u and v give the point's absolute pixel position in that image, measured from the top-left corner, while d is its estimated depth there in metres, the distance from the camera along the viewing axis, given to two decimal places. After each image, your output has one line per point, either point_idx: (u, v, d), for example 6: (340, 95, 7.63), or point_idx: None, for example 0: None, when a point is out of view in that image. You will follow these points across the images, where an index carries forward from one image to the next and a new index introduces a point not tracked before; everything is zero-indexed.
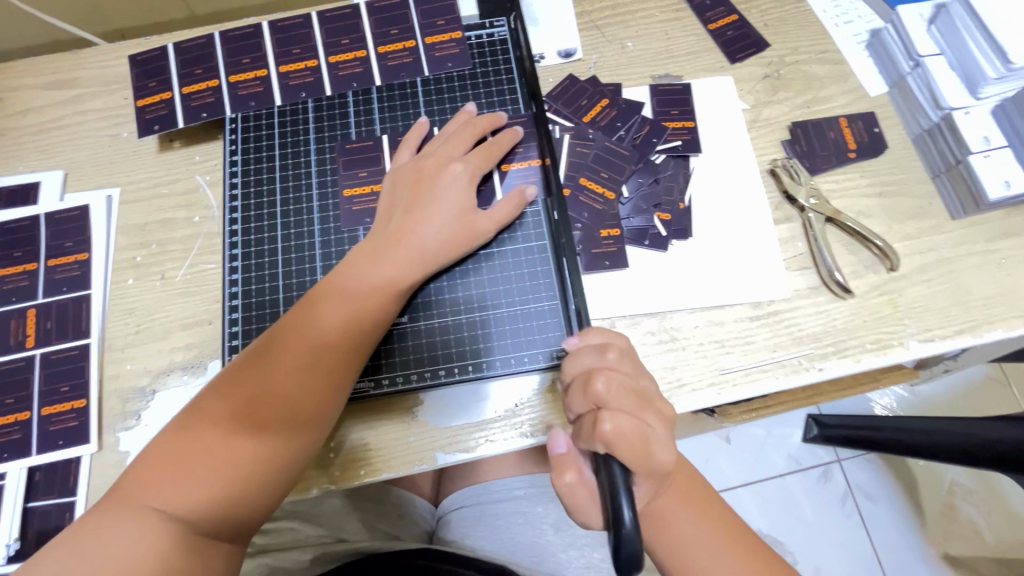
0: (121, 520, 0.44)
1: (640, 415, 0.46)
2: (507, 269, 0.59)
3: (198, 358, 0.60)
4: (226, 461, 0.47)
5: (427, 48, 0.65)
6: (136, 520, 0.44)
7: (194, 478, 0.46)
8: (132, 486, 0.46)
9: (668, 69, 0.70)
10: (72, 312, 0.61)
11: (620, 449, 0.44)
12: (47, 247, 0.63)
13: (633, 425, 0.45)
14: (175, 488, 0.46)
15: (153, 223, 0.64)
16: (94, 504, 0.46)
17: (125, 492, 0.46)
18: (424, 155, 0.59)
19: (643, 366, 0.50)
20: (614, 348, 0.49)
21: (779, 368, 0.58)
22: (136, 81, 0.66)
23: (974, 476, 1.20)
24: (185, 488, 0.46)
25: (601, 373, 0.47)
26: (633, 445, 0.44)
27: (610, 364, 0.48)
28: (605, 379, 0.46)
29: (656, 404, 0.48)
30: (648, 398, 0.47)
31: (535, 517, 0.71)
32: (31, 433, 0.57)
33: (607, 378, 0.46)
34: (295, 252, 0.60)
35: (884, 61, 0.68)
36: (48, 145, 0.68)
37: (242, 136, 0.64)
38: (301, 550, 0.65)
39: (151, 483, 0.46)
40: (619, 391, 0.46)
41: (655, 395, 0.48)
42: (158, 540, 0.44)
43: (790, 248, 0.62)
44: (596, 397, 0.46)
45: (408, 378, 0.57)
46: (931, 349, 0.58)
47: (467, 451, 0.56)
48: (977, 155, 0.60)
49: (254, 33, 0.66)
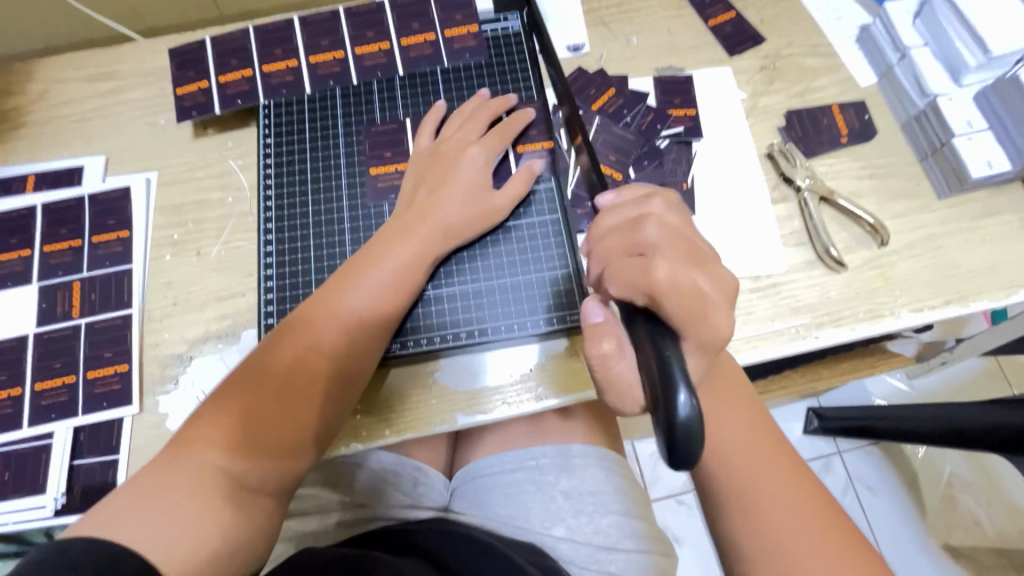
0: (175, 478, 0.46)
1: (693, 268, 0.39)
2: (523, 241, 0.64)
3: (232, 327, 0.63)
4: (266, 423, 0.50)
5: (447, 41, 0.70)
6: (187, 477, 0.47)
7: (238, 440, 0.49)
8: (178, 449, 0.48)
9: (671, 62, 0.74)
10: (114, 284, 0.65)
11: (667, 298, 0.37)
12: (90, 225, 0.67)
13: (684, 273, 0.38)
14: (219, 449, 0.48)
15: (190, 203, 0.69)
16: (144, 467, 0.48)
17: (171, 455, 0.48)
18: (444, 139, 0.64)
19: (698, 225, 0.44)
20: (670, 198, 0.44)
21: (778, 336, 0.62)
22: (174, 71, 0.70)
23: (972, 466, 1.23)
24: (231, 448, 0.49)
25: (649, 218, 0.41)
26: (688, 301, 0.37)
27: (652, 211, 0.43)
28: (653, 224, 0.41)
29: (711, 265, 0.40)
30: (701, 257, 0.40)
31: (546, 485, 0.73)
32: (75, 395, 0.61)
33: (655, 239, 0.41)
34: (325, 226, 0.65)
35: (873, 53, 0.73)
36: (90, 132, 0.73)
37: (274, 121, 0.69)
38: (324, 515, 0.73)
39: (196, 446, 0.48)
40: (669, 239, 0.41)
41: (707, 253, 0.42)
42: (209, 496, 0.46)
43: (787, 226, 0.67)
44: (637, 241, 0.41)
45: (431, 340, 0.61)
46: (921, 318, 0.62)
47: (485, 412, 0.60)
48: (961, 138, 0.64)
49: (286, 27, 0.71)
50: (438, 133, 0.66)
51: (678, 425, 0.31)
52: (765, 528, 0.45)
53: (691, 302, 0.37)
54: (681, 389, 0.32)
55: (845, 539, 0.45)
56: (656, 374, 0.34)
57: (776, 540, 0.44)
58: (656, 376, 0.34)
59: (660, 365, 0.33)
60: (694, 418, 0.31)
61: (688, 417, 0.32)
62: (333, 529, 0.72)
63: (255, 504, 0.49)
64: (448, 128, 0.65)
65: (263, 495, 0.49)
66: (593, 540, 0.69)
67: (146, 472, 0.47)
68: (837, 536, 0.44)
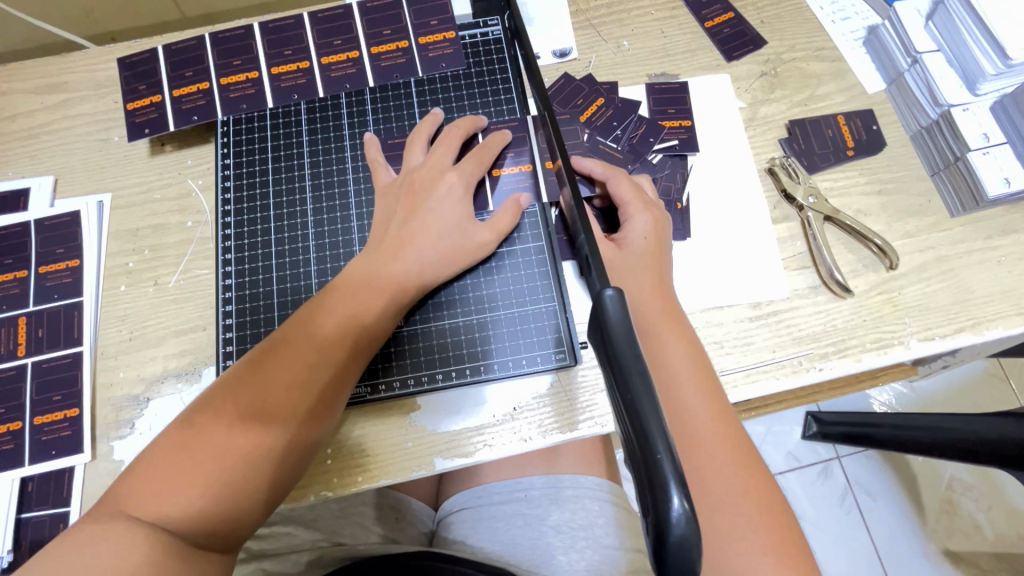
0: (112, 530, 0.42)
1: (639, 188, 0.59)
2: (504, 272, 0.59)
3: (192, 365, 0.59)
4: (214, 470, 0.45)
5: (420, 48, 0.65)
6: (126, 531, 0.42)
7: (188, 484, 0.44)
8: (124, 494, 0.44)
9: (665, 68, 0.69)
10: (64, 320, 0.60)
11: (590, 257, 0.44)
12: (37, 255, 0.62)
13: (628, 182, 0.58)
14: (167, 496, 0.44)
15: (146, 228, 0.63)
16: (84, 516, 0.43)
17: (116, 499, 0.44)
18: (411, 169, 0.58)
19: (659, 206, 0.59)
20: (641, 185, 0.60)
21: (779, 369, 0.57)
22: (126, 84, 0.65)
23: (974, 471, 1.16)
24: (178, 496, 0.44)
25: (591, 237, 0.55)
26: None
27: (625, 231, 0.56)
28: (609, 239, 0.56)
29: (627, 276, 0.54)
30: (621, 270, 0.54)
31: (535, 520, 0.69)
32: (23, 443, 0.56)
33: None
34: (290, 256, 0.60)
35: (881, 58, 0.68)
36: (37, 150, 0.67)
37: (234, 139, 0.64)
38: (297, 554, 0.66)
39: (141, 494, 0.44)
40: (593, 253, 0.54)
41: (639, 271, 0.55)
42: (152, 553, 0.42)
43: (789, 248, 0.62)
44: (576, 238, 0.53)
45: (406, 382, 0.56)
46: (932, 347, 0.58)
47: (466, 455, 0.55)
48: (976, 152, 0.60)
49: (246, 34, 0.66)
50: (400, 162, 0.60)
51: (670, 536, 0.28)
52: (704, 485, 0.48)
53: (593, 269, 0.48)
54: (674, 491, 0.29)
55: (769, 504, 0.48)
56: (644, 461, 0.29)
57: (705, 477, 0.48)
58: (644, 463, 0.29)
59: (650, 455, 0.29)
60: (689, 531, 0.28)
61: (680, 527, 0.28)
62: (302, 569, 0.64)
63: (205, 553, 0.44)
64: (415, 153, 0.59)
65: (213, 545, 0.45)
66: None
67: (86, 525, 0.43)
68: (761, 500, 0.48)
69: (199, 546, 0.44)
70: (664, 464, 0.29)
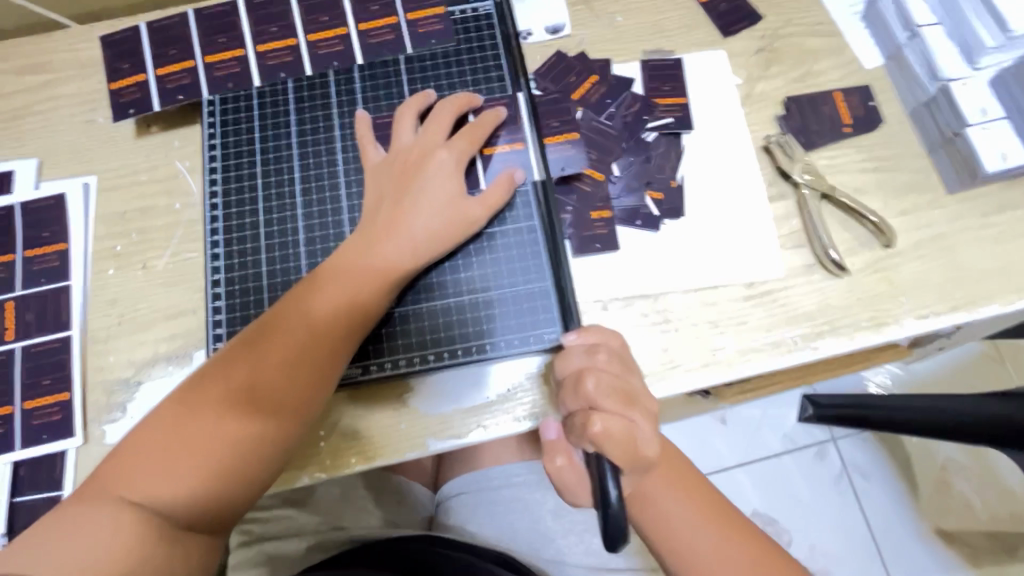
0: (100, 513, 0.42)
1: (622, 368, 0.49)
2: (496, 252, 0.58)
3: (183, 349, 0.58)
4: (207, 452, 0.45)
5: (409, 24, 0.64)
6: (115, 511, 0.42)
7: (178, 470, 0.45)
8: (111, 476, 0.44)
9: (659, 44, 0.68)
10: (52, 303, 0.60)
11: (609, 449, 0.45)
12: (23, 238, 0.62)
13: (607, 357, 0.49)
14: (154, 481, 0.44)
15: (133, 211, 0.62)
16: (72, 497, 0.44)
17: (103, 482, 0.44)
18: (402, 148, 0.57)
19: (633, 363, 0.50)
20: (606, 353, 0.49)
21: (773, 348, 0.57)
22: (109, 63, 0.64)
23: (968, 451, 1.17)
24: (168, 481, 0.44)
25: (592, 372, 0.48)
26: (623, 444, 0.46)
27: (598, 366, 0.48)
28: (606, 355, 0.49)
29: (643, 401, 0.48)
30: (637, 396, 0.48)
31: (534, 504, 0.69)
32: (14, 427, 0.56)
33: (597, 378, 0.47)
34: (278, 237, 0.59)
35: (880, 32, 0.66)
36: (19, 132, 0.66)
37: (220, 118, 0.62)
38: (300, 539, 0.67)
39: (131, 474, 0.44)
40: (608, 391, 0.47)
41: (642, 391, 0.49)
42: (141, 536, 0.42)
43: (785, 226, 0.61)
44: (587, 396, 0.47)
45: (397, 363, 0.56)
46: (927, 326, 0.58)
47: (460, 437, 0.55)
48: (974, 128, 0.59)
49: (230, 11, 0.64)
50: (389, 141, 0.59)
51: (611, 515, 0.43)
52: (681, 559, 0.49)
53: (627, 449, 0.46)
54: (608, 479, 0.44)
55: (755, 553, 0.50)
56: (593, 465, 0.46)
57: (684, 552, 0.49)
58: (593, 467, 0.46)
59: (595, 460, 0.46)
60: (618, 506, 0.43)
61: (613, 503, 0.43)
62: (305, 552, 0.65)
63: (191, 538, 0.45)
64: (404, 131, 0.58)
65: (202, 528, 0.46)
66: (585, 561, 0.65)
67: (75, 506, 0.43)
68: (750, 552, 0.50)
69: (188, 528, 0.45)
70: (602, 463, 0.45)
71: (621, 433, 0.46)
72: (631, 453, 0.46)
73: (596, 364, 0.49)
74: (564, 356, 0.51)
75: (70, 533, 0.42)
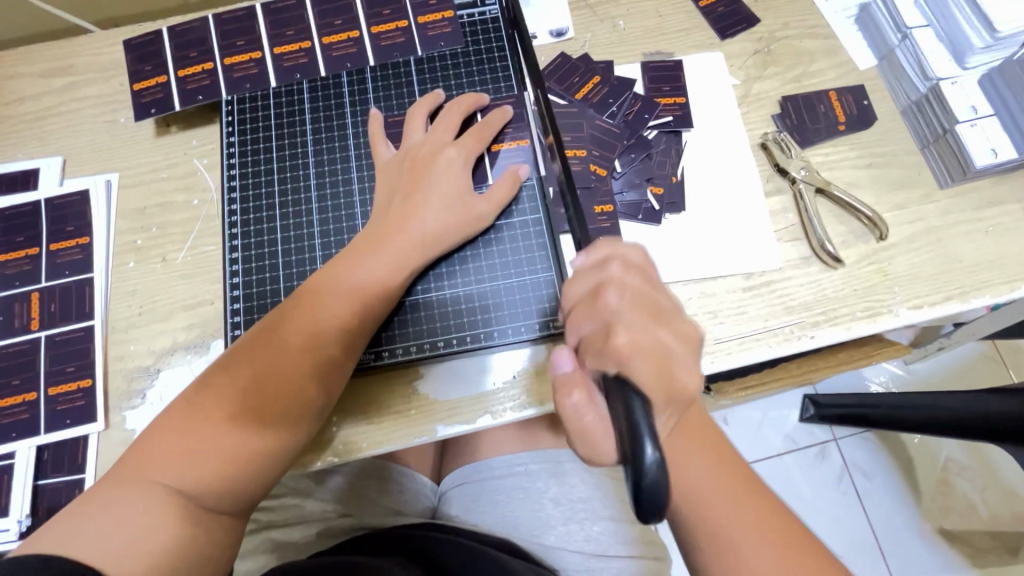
0: (128, 495, 0.44)
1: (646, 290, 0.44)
2: (503, 245, 0.60)
3: (201, 338, 0.60)
4: (226, 435, 0.47)
5: (420, 28, 0.66)
6: (143, 493, 0.44)
7: (203, 453, 0.47)
8: (138, 461, 0.46)
9: (660, 47, 0.70)
10: (75, 295, 0.62)
11: (636, 372, 0.40)
12: (48, 232, 0.64)
13: (630, 273, 0.44)
14: (181, 464, 0.46)
15: (153, 206, 0.65)
16: (99, 482, 0.46)
17: (130, 466, 0.46)
18: (412, 145, 0.59)
19: (658, 280, 0.46)
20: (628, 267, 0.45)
21: (771, 337, 0.59)
22: (131, 65, 0.67)
23: (968, 449, 1.18)
24: (193, 464, 0.46)
25: (612, 286, 0.43)
26: (657, 364, 0.41)
27: (614, 277, 0.44)
28: (621, 265, 0.45)
29: (672, 320, 0.44)
30: (665, 313, 0.44)
31: (535, 492, 0.70)
32: (38, 413, 0.58)
33: (619, 291, 0.43)
34: (294, 231, 0.61)
35: (873, 35, 0.69)
36: (45, 131, 0.68)
37: (238, 117, 0.65)
38: (306, 526, 0.70)
39: (154, 457, 0.46)
40: (631, 304, 0.43)
41: (668, 308, 0.44)
42: (170, 516, 0.44)
43: (782, 220, 0.63)
44: (607, 309, 0.43)
45: (408, 350, 0.58)
46: (921, 316, 0.59)
47: (466, 422, 0.57)
48: (964, 125, 0.61)
49: (248, 16, 0.67)
50: (401, 139, 0.62)
51: (645, 480, 0.33)
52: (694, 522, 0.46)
53: (660, 369, 0.41)
54: (648, 443, 0.34)
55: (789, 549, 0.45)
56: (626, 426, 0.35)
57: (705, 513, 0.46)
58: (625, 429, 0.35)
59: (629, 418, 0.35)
60: (659, 475, 0.33)
61: (653, 473, 0.33)
62: (312, 540, 0.69)
63: (215, 520, 0.47)
64: (416, 128, 0.60)
65: (226, 509, 0.47)
66: (584, 547, 0.67)
67: (103, 489, 0.45)
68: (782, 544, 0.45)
69: (212, 509, 0.46)
70: (641, 424, 0.35)
71: (654, 352, 0.41)
72: (663, 375, 0.41)
73: (614, 276, 0.44)
74: (578, 275, 0.46)
75: (97, 515, 0.43)
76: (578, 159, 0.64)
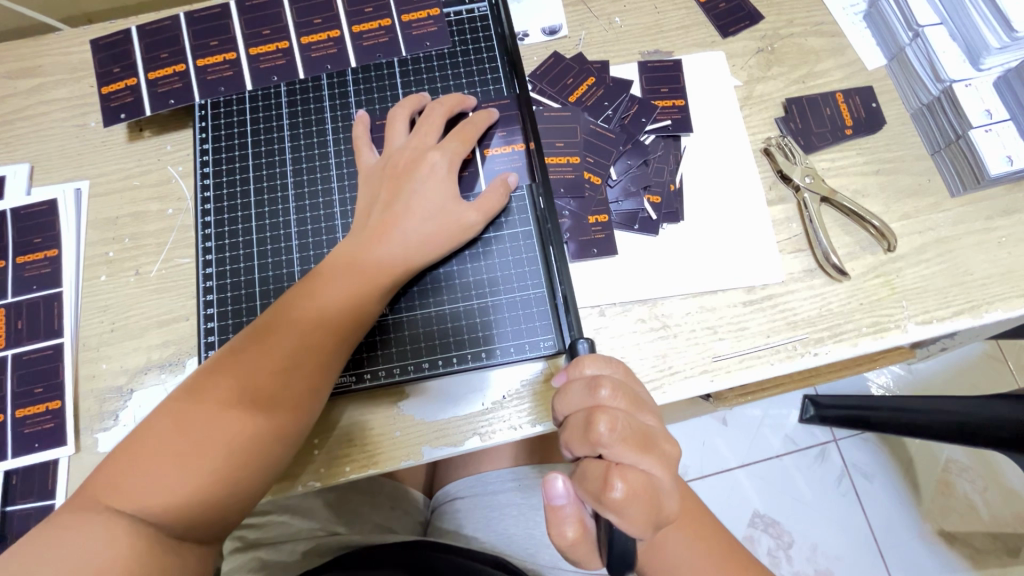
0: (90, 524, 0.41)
1: (635, 413, 0.39)
2: (491, 258, 0.58)
3: (176, 356, 0.58)
4: (198, 460, 0.44)
5: (404, 27, 0.63)
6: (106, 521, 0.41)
7: (173, 476, 0.44)
8: (103, 485, 0.43)
9: (658, 45, 0.67)
10: (44, 310, 0.59)
11: (633, 518, 0.36)
12: (14, 245, 0.61)
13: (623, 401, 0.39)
14: (148, 488, 0.43)
15: (126, 216, 0.62)
16: (60, 509, 0.42)
17: (94, 492, 0.43)
18: (394, 152, 0.56)
19: (643, 397, 0.41)
20: (618, 391, 0.39)
21: (773, 354, 0.56)
22: (101, 66, 0.63)
23: (971, 453, 1.16)
24: (163, 487, 0.43)
25: (604, 413, 0.38)
26: (648, 506, 0.36)
27: (603, 403, 0.39)
28: (612, 390, 0.39)
29: (662, 446, 0.39)
30: (655, 439, 0.38)
31: (529, 509, 0.68)
32: (6, 435, 0.56)
33: (611, 420, 0.37)
34: (271, 244, 0.58)
35: (883, 33, 0.65)
36: (10, 136, 0.65)
37: (212, 123, 0.62)
38: (293, 543, 0.64)
39: (122, 484, 0.43)
40: (625, 433, 0.37)
41: (656, 429, 0.39)
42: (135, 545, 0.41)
43: (785, 230, 0.61)
44: (596, 443, 0.37)
45: (391, 371, 0.55)
46: (931, 331, 0.56)
47: (456, 445, 0.55)
48: (978, 130, 0.58)
49: (222, 14, 0.64)
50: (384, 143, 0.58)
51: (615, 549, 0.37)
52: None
53: (651, 510, 0.36)
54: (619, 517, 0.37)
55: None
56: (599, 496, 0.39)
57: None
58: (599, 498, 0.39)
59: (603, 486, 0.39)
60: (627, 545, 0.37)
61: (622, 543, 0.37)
62: (298, 557, 0.62)
63: (184, 548, 0.43)
64: (397, 134, 0.57)
65: (193, 536, 0.44)
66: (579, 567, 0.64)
67: (65, 516, 0.42)
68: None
69: (180, 536, 0.43)
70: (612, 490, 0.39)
71: (647, 491, 0.36)
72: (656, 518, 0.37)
73: (609, 404, 0.39)
74: (563, 393, 0.41)
75: (55, 547, 0.40)
76: (571, 166, 0.61)
